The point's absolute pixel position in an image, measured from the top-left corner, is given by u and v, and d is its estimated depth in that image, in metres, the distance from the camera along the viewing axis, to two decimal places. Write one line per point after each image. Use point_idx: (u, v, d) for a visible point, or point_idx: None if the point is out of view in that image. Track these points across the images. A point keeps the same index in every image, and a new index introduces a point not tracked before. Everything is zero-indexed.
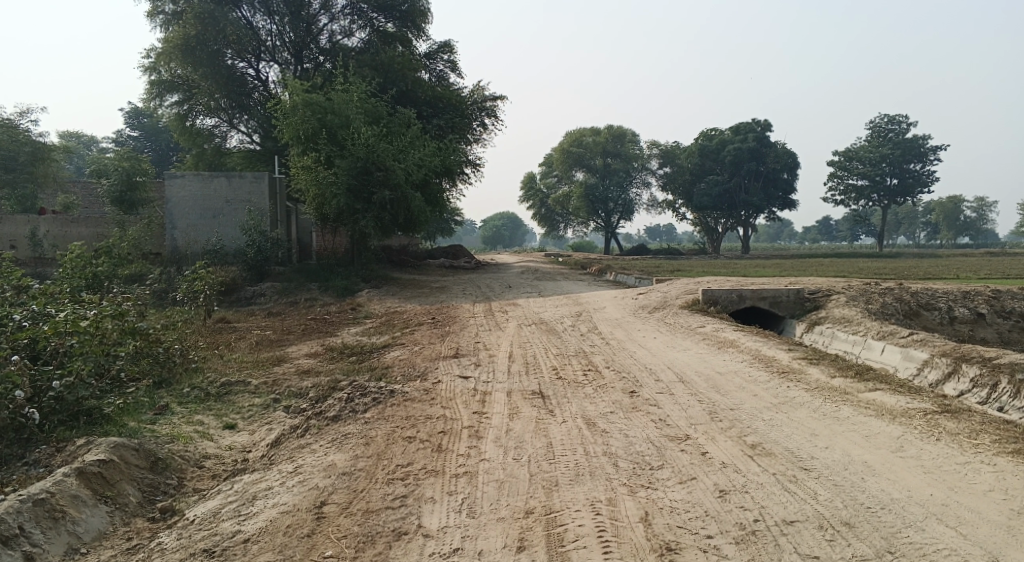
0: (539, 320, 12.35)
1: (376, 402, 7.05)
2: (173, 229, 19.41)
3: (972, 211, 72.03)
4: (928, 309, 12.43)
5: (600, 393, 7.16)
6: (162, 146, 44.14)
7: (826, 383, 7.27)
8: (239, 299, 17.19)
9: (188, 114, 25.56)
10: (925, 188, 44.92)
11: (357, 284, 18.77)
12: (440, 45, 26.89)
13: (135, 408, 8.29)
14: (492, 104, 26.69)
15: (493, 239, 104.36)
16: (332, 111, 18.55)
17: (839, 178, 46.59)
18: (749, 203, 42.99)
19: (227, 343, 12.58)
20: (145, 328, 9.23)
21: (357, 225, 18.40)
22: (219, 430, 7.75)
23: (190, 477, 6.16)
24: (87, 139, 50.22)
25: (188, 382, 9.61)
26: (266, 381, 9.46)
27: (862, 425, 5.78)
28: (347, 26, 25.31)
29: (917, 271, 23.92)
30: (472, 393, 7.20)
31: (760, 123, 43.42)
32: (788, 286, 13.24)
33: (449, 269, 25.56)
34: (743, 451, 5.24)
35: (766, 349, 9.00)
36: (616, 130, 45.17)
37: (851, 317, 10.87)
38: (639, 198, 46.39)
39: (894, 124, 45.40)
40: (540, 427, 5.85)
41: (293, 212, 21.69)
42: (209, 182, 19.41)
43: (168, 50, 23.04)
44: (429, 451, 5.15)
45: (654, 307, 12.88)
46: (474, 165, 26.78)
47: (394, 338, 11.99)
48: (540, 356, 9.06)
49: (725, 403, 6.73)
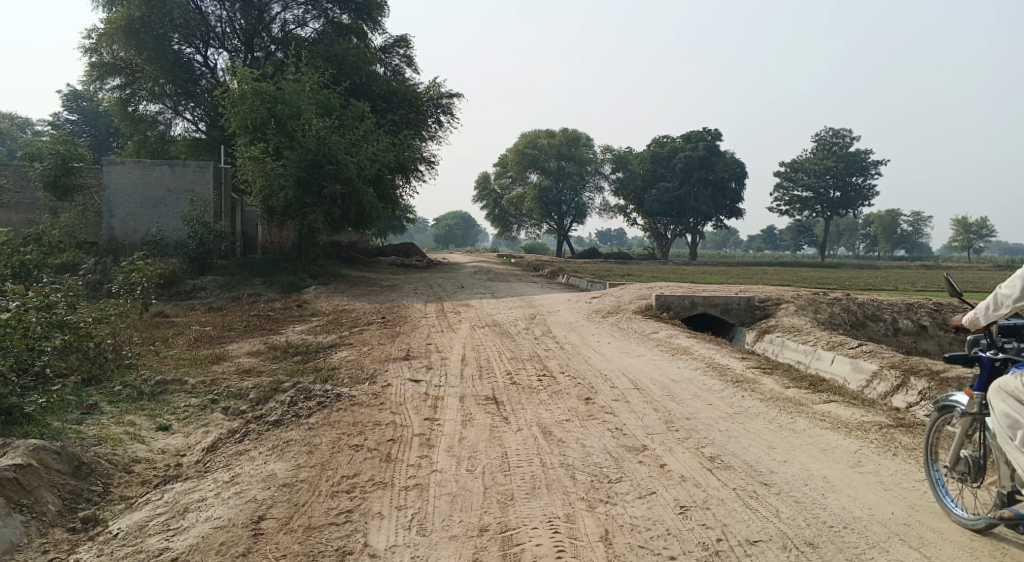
0: (492, 323, 12.13)
1: (321, 406, 6.73)
2: (110, 218, 18.59)
3: (909, 225, 74.58)
4: (874, 320, 12.61)
5: (555, 400, 6.98)
6: (102, 132, 42.55)
7: (780, 393, 7.22)
8: (179, 292, 16.52)
9: (130, 99, 24.54)
10: (866, 201, 46.19)
11: (304, 280, 18.26)
12: (396, 39, 26.46)
13: (60, 407, 7.80)
14: (448, 101, 26.35)
15: (444, 238, 103.94)
16: (282, 101, 18.04)
17: (785, 189, 47.57)
18: (698, 211, 43.61)
19: (164, 339, 12.03)
20: (76, 322, 8.70)
21: (305, 219, 17.88)
22: (151, 432, 7.32)
23: (117, 484, 5.76)
24: (21, 122, 48.10)
25: (119, 381, 9.16)
26: (205, 380, 9.02)
27: (819, 438, 5.72)
28: (300, 16, 24.71)
29: (860, 281, 24.47)
30: (422, 398, 6.94)
31: (711, 133, 44.06)
32: (739, 293, 13.30)
33: (399, 267, 25.15)
34: (701, 463, 5.11)
35: (720, 357, 8.94)
36: (571, 133, 45.29)
37: (800, 326, 10.94)
38: (592, 202, 46.92)
39: (838, 138, 46.62)
40: (494, 435, 5.62)
41: (239, 204, 21.02)
42: (151, 170, 18.66)
43: (111, 31, 22.09)
44: (377, 461, 4.88)
45: (608, 311, 12.78)
46: (427, 162, 26.42)
47: (341, 337, 11.62)
48: (493, 359, 8.83)
49: (681, 412, 6.61)
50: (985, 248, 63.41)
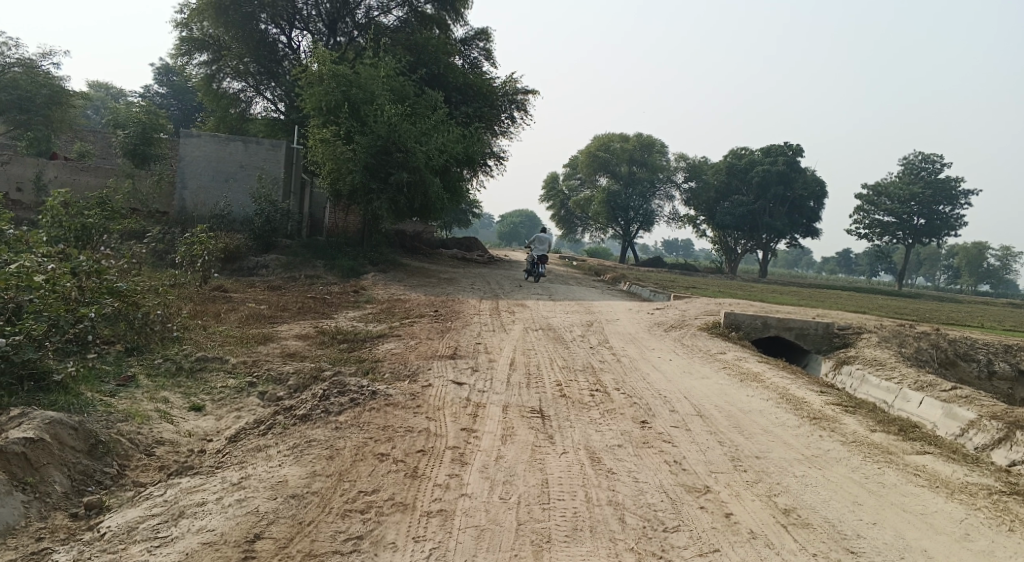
0: (547, 327, 11.52)
1: (353, 404, 6.24)
2: (183, 189, 18.64)
3: (996, 260, 70.19)
4: (965, 360, 11.45)
5: (608, 420, 6.31)
6: (188, 106, 43.71)
7: (865, 438, 6.38)
8: (242, 268, 16.47)
9: (215, 76, 24.79)
10: (952, 232, 43.61)
11: (364, 266, 17.98)
12: (477, 31, 26.00)
13: (97, 377, 7.52)
14: (523, 97, 25.72)
15: (508, 234, 103.69)
16: (357, 84, 17.74)
17: (866, 212, 45.35)
18: (772, 227, 41.86)
19: (215, 314, 11.83)
20: (125, 289, 8.42)
21: (370, 205, 17.59)
22: (182, 412, 6.99)
23: (133, 467, 5.36)
24: (115, 92, 49.70)
25: (161, 353, 8.81)
26: (245, 361, 8.64)
27: (915, 496, 4.96)
28: (385, 3, 24.29)
29: (943, 315, 22.85)
30: (463, 404, 6.40)
31: (793, 147, 42.22)
32: (816, 318, 12.31)
33: (460, 261, 24.77)
34: (773, 516, 4.46)
35: (794, 388, 8.07)
36: (645, 138, 44.11)
37: (884, 360, 9.96)
38: (661, 210, 45.54)
39: (928, 163, 44.23)
40: (536, 457, 5.05)
41: (308, 184, 20.88)
42: (225, 145, 18.64)
43: (202, 7, 22.13)
44: (401, 477, 4.53)
45: (671, 325, 12.00)
46: (497, 157, 25.92)
47: (391, 328, 11.19)
48: (545, 367, 8.20)
49: (751, 450, 5.85)
50: None
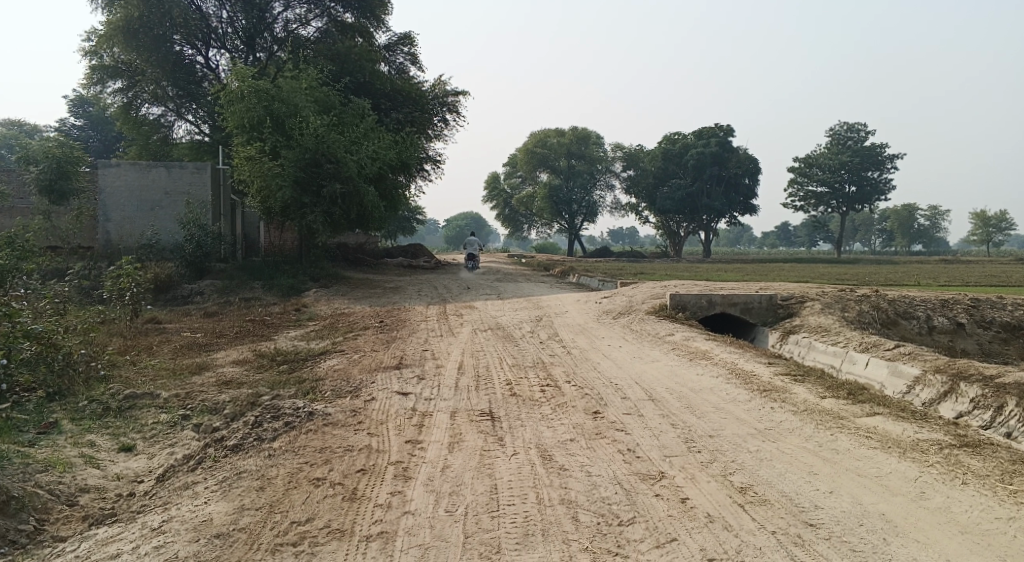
0: (495, 326, 11.29)
1: (289, 428, 5.92)
2: (106, 221, 17.81)
3: (926, 219, 72.54)
4: (906, 318, 11.61)
5: (560, 415, 6.12)
6: (109, 136, 42.16)
7: (816, 405, 6.34)
8: (176, 297, 15.82)
9: (132, 103, 23.87)
10: (882, 196, 44.86)
11: (304, 283, 17.49)
12: (400, 36, 25.63)
13: (14, 427, 7.00)
14: (453, 98, 25.43)
15: (455, 239, 103.11)
16: (279, 98, 17.18)
17: (799, 184, 46.35)
18: (711, 208, 42.37)
19: (148, 347, 11.27)
20: (42, 330, 7.88)
21: (305, 220, 17.09)
22: (111, 454, 6.55)
23: (53, 521, 4.96)
24: (29, 129, 47.68)
25: (87, 394, 8.27)
26: (178, 394, 8.18)
27: (868, 459, 4.90)
28: (302, 14, 23.74)
29: (880, 277, 23.35)
30: (408, 415, 6.14)
31: (723, 127, 42.88)
32: (759, 291, 12.37)
33: (405, 269, 24.40)
34: (730, 497, 4.33)
35: (744, 363, 8.02)
36: (581, 131, 44.27)
37: (828, 326, 10.03)
38: (603, 200, 45.75)
39: (853, 132, 45.37)
40: (485, 463, 4.83)
41: (239, 206, 20.26)
42: (147, 172, 17.91)
43: (109, 32, 21.18)
44: (338, 500, 4.29)
45: (618, 312, 11.91)
46: (433, 161, 25.60)
47: (334, 344, 10.84)
48: (493, 367, 7.98)
49: (704, 430, 5.73)
50: (1004, 241, 61.35)
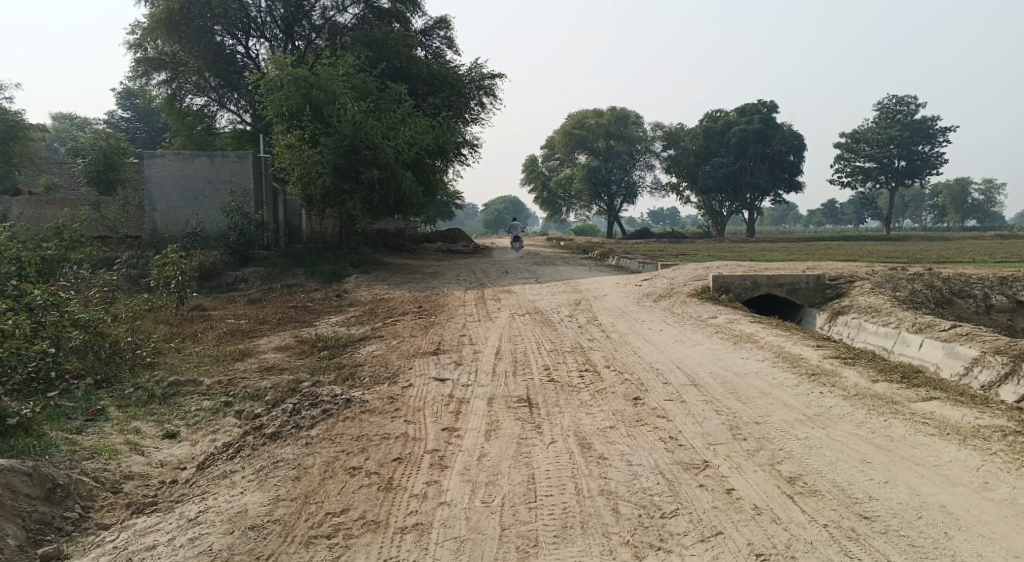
0: (534, 310, 11.16)
1: (326, 416, 5.92)
2: (153, 211, 18.13)
3: (980, 194, 69.99)
4: (962, 298, 11.15)
5: (599, 401, 5.99)
6: (155, 128, 42.97)
7: (867, 389, 6.08)
8: (220, 285, 16.03)
9: (177, 94, 24.18)
10: (933, 171, 43.37)
11: (345, 269, 17.58)
12: (437, 20, 25.45)
13: (62, 414, 7.11)
14: (490, 81, 25.22)
15: (494, 223, 102.97)
16: (317, 85, 17.23)
17: (846, 160, 45.07)
18: (755, 186, 41.46)
19: (192, 334, 11.42)
20: (88, 319, 7.98)
21: (344, 206, 17.14)
22: (155, 441, 6.63)
23: (97, 508, 5.02)
24: (79, 122, 48.87)
25: (133, 381, 8.37)
26: (221, 381, 8.23)
27: (926, 446, 4.68)
28: (339, 1, 23.74)
29: (932, 255, 22.54)
30: (445, 402, 6.07)
31: (767, 104, 41.84)
32: (806, 271, 12.01)
33: (445, 254, 24.40)
34: (778, 487, 4.18)
35: (791, 346, 7.76)
36: (620, 111, 43.62)
37: (878, 306, 9.68)
38: (643, 180, 45.11)
39: (903, 105, 43.87)
40: (522, 451, 4.75)
41: (280, 193, 20.45)
42: (191, 161, 18.13)
43: (152, 25, 21.42)
44: (373, 491, 4.31)
45: (660, 295, 11.67)
46: (471, 145, 25.49)
47: (374, 329, 10.83)
48: (531, 353, 7.86)
49: (749, 416, 5.53)
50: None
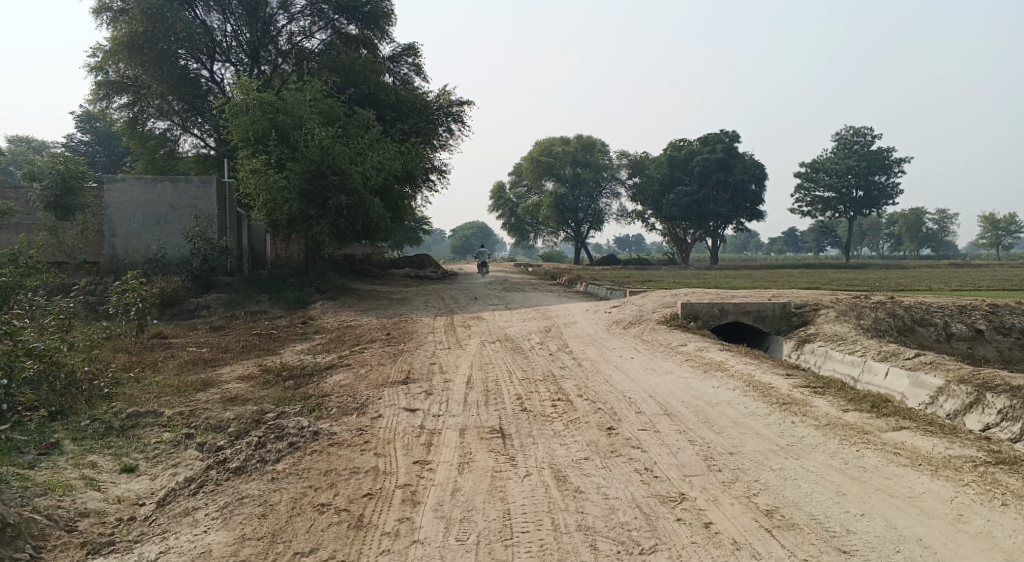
0: (503, 338, 11.09)
1: (293, 449, 5.75)
2: (112, 236, 17.71)
3: (934, 223, 71.92)
4: (923, 325, 11.35)
5: (573, 432, 5.92)
6: (115, 152, 42.24)
7: (838, 419, 6.11)
8: (182, 311, 15.68)
9: (138, 118, 23.80)
10: (890, 200, 44.50)
11: (311, 295, 17.35)
12: (404, 47, 25.53)
13: (14, 448, 6.80)
14: (458, 108, 25.30)
15: (461, 249, 102.84)
16: (284, 110, 17.09)
17: (806, 189, 46.05)
18: (718, 214, 42.11)
19: (152, 363, 11.11)
20: (44, 348, 7.70)
21: (311, 232, 16.94)
22: (113, 476, 6.38)
23: (50, 548, 4.79)
24: (37, 145, 47.84)
25: (89, 413, 8.08)
26: (182, 411, 7.98)
27: (899, 477, 4.74)
28: (307, 27, 23.70)
29: (892, 282, 22.99)
30: (416, 433, 5.95)
31: (729, 134, 42.63)
32: (773, 299, 12.14)
33: (412, 280, 24.24)
34: (756, 521, 4.22)
35: (761, 375, 7.78)
36: (586, 139, 44.09)
37: (844, 334, 9.79)
38: (608, 208, 45.51)
39: (859, 137, 45.07)
40: (496, 485, 4.67)
41: (245, 218, 20.16)
42: (153, 186, 17.80)
43: (115, 48, 21.13)
44: (343, 529, 4.20)
45: (629, 322, 11.68)
46: (438, 172, 25.48)
47: (340, 358, 10.64)
48: (502, 381, 7.76)
49: (723, 446, 5.51)
50: (1015, 244, 60.65)
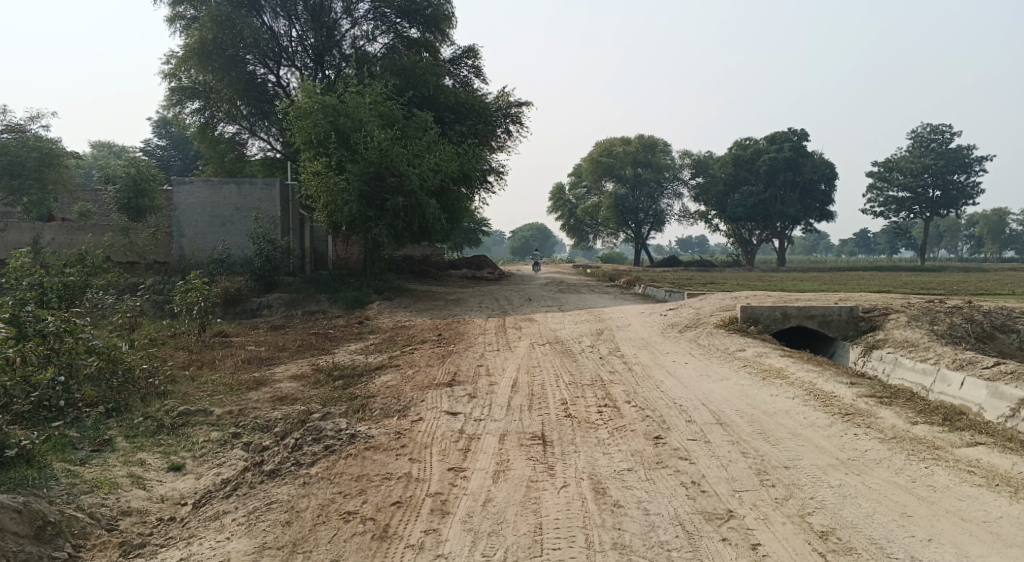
0: (554, 340, 10.86)
1: (329, 452, 5.68)
2: (180, 237, 18.17)
3: (1019, 224, 68.17)
4: (1004, 332, 10.61)
5: (618, 440, 5.66)
6: (188, 155, 43.64)
7: (906, 432, 5.69)
8: (244, 311, 15.95)
9: (209, 122, 24.46)
10: (969, 200, 42.35)
11: (369, 295, 17.45)
12: (464, 49, 25.54)
13: (69, 444, 6.89)
14: (517, 109, 25.16)
15: (521, 250, 102.71)
16: (345, 113, 17.26)
17: (878, 189, 44.30)
18: (785, 215, 40.90)
19: (210, 361, 11.27)
20: (103, 346, 7.80)
21: (369, 233, 17.06)
22: (160, 473, 6.41)
23: (90, 546, 4.80)
24: (117, 149, 50.03)
25: (143, 409, 8.14)
26: (232, 411, 7.98)
27: (972, 499, 4.43)
28: (369, 31, 23.92)
29: (970, 286, 21.79)
30: (455, 438, 5.80)
31: (798, 132, 41.33)
32: (838, 302, 11.58)
33: (469, 281, 24.21)
34: (810, 544, 4.03)
35: (823, 383, 7.34)
36: (647, 138, 43.42)
37: (915, 340, 9.23)
38: (670, 209, 44.66)
39: (937, 134, 43.06)
40: (532, 498, 4.54)
41: (306, 220, 20.42)
42: (219, 188, 18.19)
43: (186, 55, 21.75)
44: (368, 540, 4.18)
45: (685, 326, 11.30)
46: (497, 173, 25.42)
47: (390, 358, 10.60)
48: (549, 386, 7.54)
49: (778, 459, 5.17)
50: None
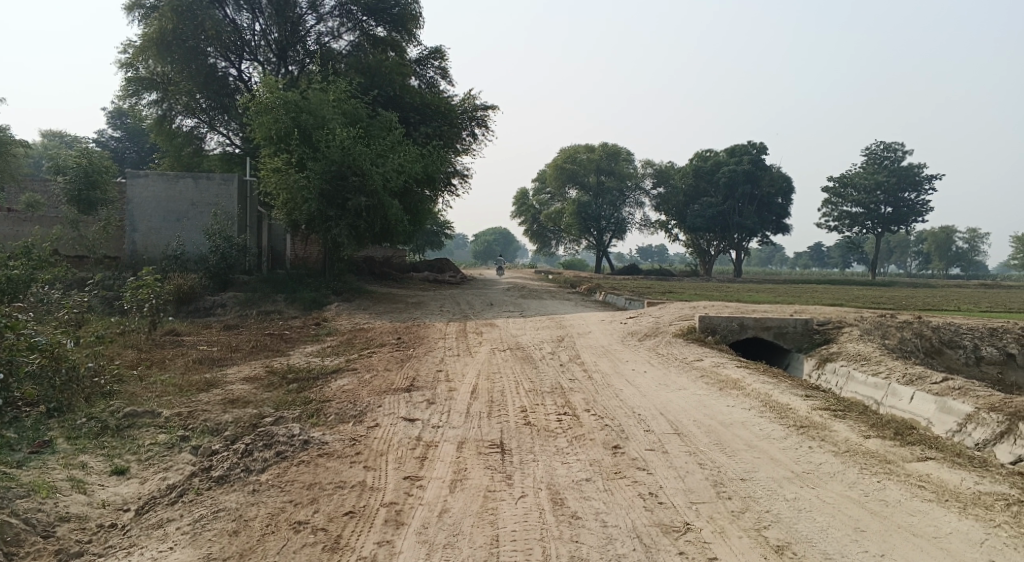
0: (514, 346, 10.80)
1: (280, 459, 5.53)
2: (133, 232, 17.68)
3: (966, 242, 70.33)
4: (951, 347, 10.89)
5: (576, 449, 5.62)
6: (144, 148, 42.59)
7: (858, 446, 5.76)
8: (197, 309, 15.56)
9: (167, 115, 23.87)
10: (919, 217, 43.55)
11: (327, 296, 17.18)
12: (431, 50, 25.41)
13: (6, 445, 6.59)
14: (482, 113, 25.12)
15: (481, 255, 102.51)
16: (307, 110, 16.99)
17: (833, 204, 45.29)
18: (743, 226, 41.54)
19: (160, 360, 10.95)
20: (46, 343, 7.49)
21: (329, 233, 16.81)
22: (102, 477, 6.17)
23: (23, 554, 4.58)
24: (69, 139, 48.63)
25: (87, 409, 7.84)
26: (181, 412, 7.74)
27: (923, 514, 4.49)
28: (335, 28, 23.62)
29: (919, 301, 22.33)
30: (411, 445, 5.69)
31: (757, 146, 42.09)
32: (794, 314, 11.76)
33: (430, 284, 24.03)
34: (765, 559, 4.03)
35: (778, 395, 7.41)
36: (611, 147, 43.78)
37: (867, 353, 9.40)
38: (631, 217, 45.03)
39: (890, 152, 44.20)
40: (489, 509, 4.46)
41: (265, 218, 20.05)
42: (175, 183, 17.75)
43: (145, 45, 21.23)
44: (318, 551, 4.07)
45: (644, 334, 11.34)
46: (461, 176, 25.33)
47: (347, 361, 10.43)
48: (508, 392, 7.48)
49: (734, 471, 5.18)
50: None
